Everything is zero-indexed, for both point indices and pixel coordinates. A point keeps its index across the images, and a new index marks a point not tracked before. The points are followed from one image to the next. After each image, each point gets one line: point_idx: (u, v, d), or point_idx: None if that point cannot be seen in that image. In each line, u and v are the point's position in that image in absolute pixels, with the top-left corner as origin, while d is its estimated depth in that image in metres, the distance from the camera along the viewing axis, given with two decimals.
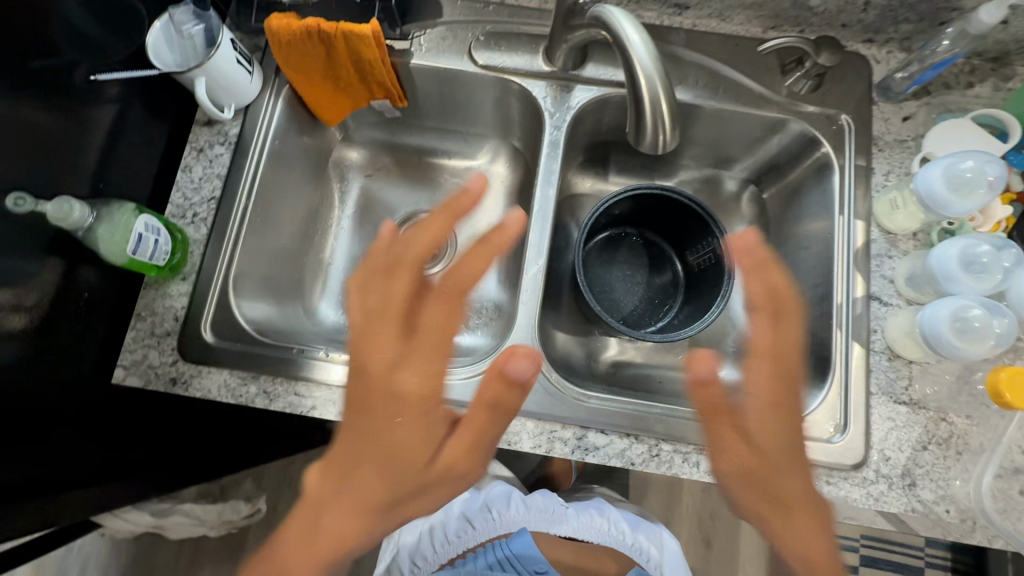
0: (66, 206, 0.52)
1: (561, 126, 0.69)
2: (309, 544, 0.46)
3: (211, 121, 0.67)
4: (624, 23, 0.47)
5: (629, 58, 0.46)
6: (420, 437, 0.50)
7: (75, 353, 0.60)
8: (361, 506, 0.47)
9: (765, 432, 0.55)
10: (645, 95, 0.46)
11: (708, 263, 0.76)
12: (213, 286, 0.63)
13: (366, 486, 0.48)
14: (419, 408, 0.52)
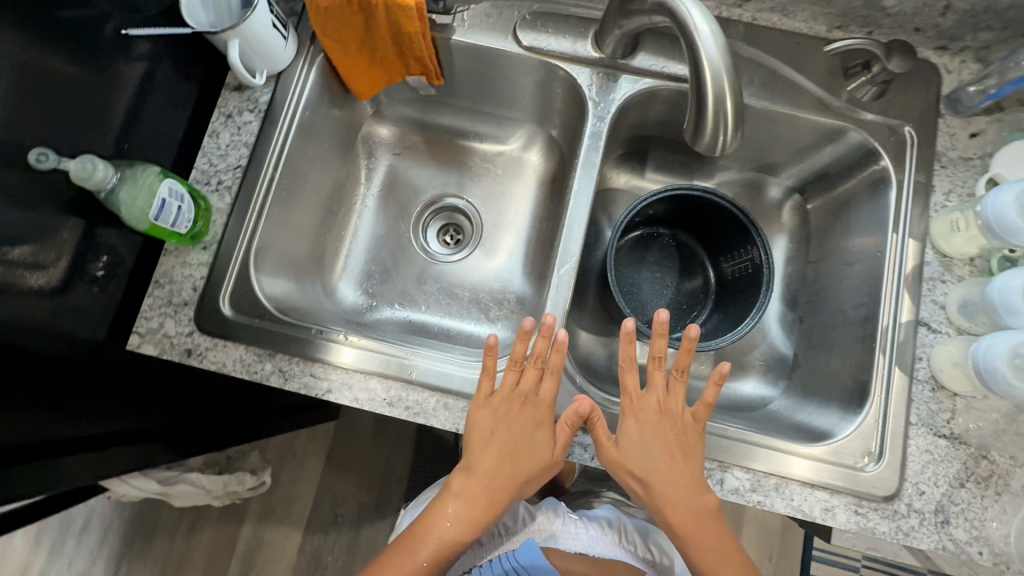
0: (86, 165, 0.49)
1: (604, 117, 0.65)
2: (447, 534, 0.53)
3: (241, 86, 0.65)
4: (693, 11, 0.44)
5: (695, 50, 0.43)
6: (535, 449, 0.56)
7: (92, 316, 0.59)
8: (492, 502, 0.54)
9: (661, 495, 0.54)
10: (710, 92, 0.43)
11: (744, 272, 0.73)
12: (234, 258, 0.61)
13: (495, 489, 0.55)
14: (515, 463, 0.56)
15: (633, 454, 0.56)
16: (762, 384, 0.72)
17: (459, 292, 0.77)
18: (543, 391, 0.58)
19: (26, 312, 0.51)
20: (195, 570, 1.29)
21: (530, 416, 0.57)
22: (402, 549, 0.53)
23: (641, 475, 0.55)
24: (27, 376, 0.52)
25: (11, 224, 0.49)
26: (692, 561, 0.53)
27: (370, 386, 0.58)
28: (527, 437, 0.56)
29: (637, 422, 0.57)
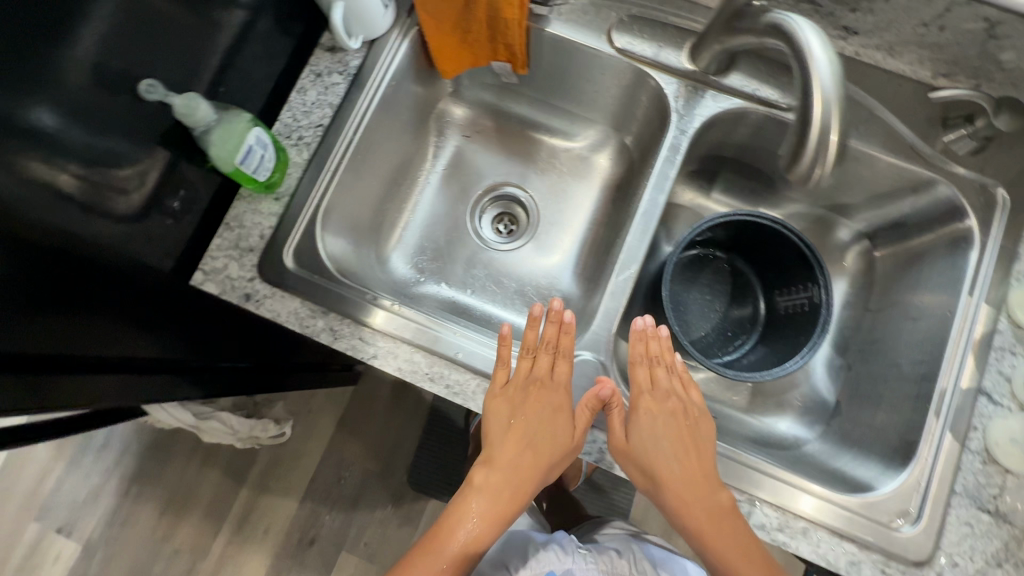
0: (188, 103, 0.50)
1: (688, 132, 0.64)
2: (473, 530, 0.53)
3: (335, 48, 0.65)
4: (812, 39, 0.43)
5: (808, 76, 0.42)
6: (555, 437, 0.56)
7: (161, 246, 0.61)
8: (515, 494, 0.55)
9: (671, 488, 0.54)
10: (816, 123, 0.42)
11: (799, 310, 0.71)
12: (302, 213, 0.62)
13: (518, 481, 0.55)
14: (536, 454, 0.55)
15: (645, 448, 0.55)
16: (797, 425, 0.71)
17: (506, 283, 0.78)
18: (553, 378, 0.58)
19: (105, 233, 0.54)
20: (199, 505, 1.33)
21: (546, 405, 0.56)
22: (429, 544, 0.53)
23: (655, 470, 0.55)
24: (98, 292, 0.54)
25: (97, 144, 0.51)
26: (709, 557, 0.52)
27: (415, 360, 0.59)
28: (543, 425, 0.56)
29: (652, 415, 0.57)
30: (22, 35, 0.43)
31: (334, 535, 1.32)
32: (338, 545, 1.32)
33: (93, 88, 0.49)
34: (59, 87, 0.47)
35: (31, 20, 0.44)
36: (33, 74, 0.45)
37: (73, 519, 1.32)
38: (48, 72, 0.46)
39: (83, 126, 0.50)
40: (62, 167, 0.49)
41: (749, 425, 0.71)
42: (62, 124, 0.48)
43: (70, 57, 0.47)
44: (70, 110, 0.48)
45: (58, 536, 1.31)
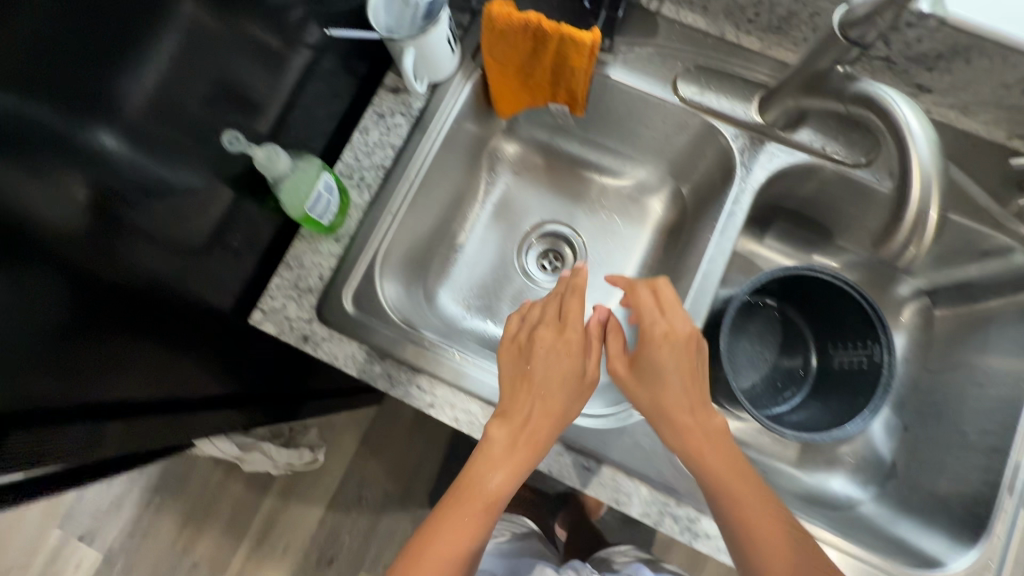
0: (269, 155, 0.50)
1: (753, 187, 0.63)
2: (494, 488, 0.50)
3: (399, 90, 0.65)
4: (910, 116, 0.43)
5: (905, 154, 0.42)
6: (566, 375, 0.54)
7: (222, 285, 0.62)
8: (533, 443, 0.52)
9: (673, 417, 0.53)
10: (915, 203, 0.40)
11: (856, 366, 0.69)
12: (362, 255, 0.61)
13: (535, 431, 0.52)
14: (551, 397, 0.53)
15: (652, 382, 0.54)
16: (851, 485, 0.69)
17: None
18: (564, 319, 0.58)
19: (172, 272, 0.54)
20: (220, 519, 1.33)
21: (556, 344, 0.56)
22: (454, 506, 0.50)
23: (665, 406, 0.53)
24: (143, 321, 0.52)
25: (152, 168, 0.48)
26: (713, 492, 0.51)
27: (470, 410, 0.58)
28: (553, 364, 0.54)
29: (659, 346, 0.54)
30: (90, 53, 0.39)
31: (352, 556, 1.31)
32: (356, 567, 1.31)
33: (151, 108, 0.46)
34: (119, 107, 0.43)
35: (101, 36, 0.39)
36: (99, 94, 0.41)
37: (95, 527, 1.33)
38: (112, 92, 0.42)
39: (141, 148, 0.46)
40: (113, 193, 0.45)
41: (800, 482, 0.69)
42: (118, 145, 0.44)
43: (137, 77, 0.43)
44: (129, 131, 0.44)
45: (80, 544, 1.32)
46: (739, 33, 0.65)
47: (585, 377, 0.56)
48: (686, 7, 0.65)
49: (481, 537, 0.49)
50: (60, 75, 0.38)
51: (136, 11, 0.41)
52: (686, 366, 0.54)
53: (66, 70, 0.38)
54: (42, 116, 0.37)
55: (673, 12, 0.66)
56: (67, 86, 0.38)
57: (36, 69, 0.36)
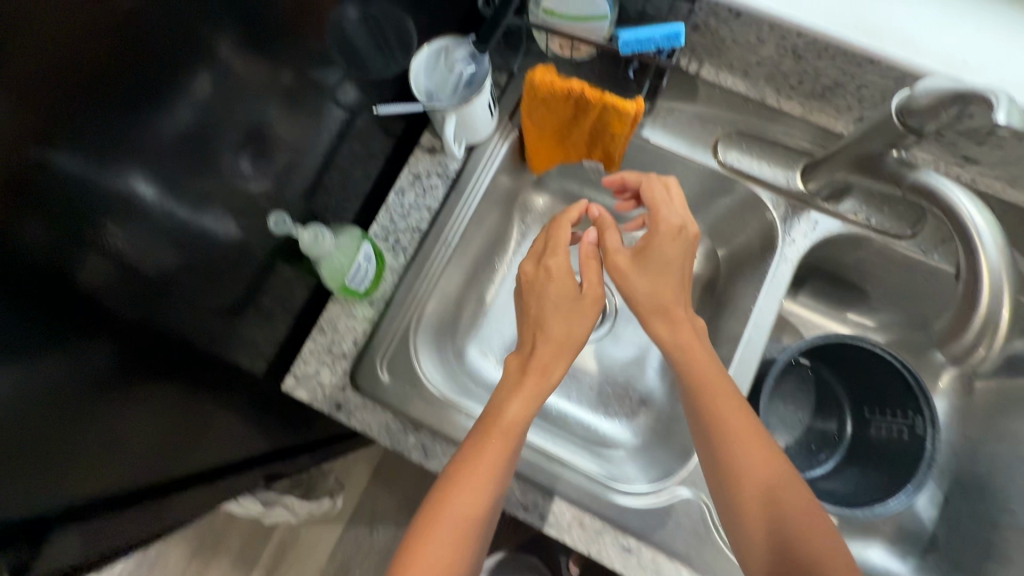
0: (314, 236, 0.51)
1: (790, 259, 0.61)
2: (509, 425, 0.49)
3: (434, 150, 0.65)
4: (978, 215, 0.42)
5: (973, 255, 0.41)
6: (571, 298, 0.56)
7: (254, 348, 0.61)
8: (546, 368, 0.52)
9: (676, 325, 0.54)
10: (984, 306, 0.39)
11: (895, 434, 0.68)
12: (398, 321, 0.61)
13: (547, 359, 0.53)
14: (560, 321, 0.55)
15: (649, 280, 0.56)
16: (890, 556, 0.67)
17: (580, 378, 0.77)
18: (560, 248, 0.59)
19: (200, 334, 0.53)
20: (229, 552, 1.31)
21: (555, 268, 0.57)
22: (477, 440, 0.49)
23: (667, 299, 0.55)
24: (155, 367, 0.48)
25: (184, 218, 0.45)
26: (709, 401, 0.50)
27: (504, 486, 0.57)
28: (554, 289, 0.56)
29: (654, 243, 0.56)
30: (126, 103, 0.37)
31: None
32: None
33: (189, 156, 0.43)
34: (156, 156, 0.40)
35: (141, 85, 0.37)
36: (135, 142, 0.38)
37: None
38: (150, 140, 0.39)
39: (174, 196, 0.43)
40: (142, 244, 0.42)
41: None
42: (150, 193, 0.41)
43: (175, 128, 0.41)
44: (163, 178, 0.42)
45: None
46: (779, 97, 0.65)
47: (592, 289, 0.57)
48: (726, 70, 0.65)
49: (506, 470, 0.48)
50: (94, 125, 0.35)
51: (178, 58, 0.39)
52: (678, 258, 0.56)
53: (102, 120, 0.35)
54: (74, 170, 0.35)
55: (713, 74, 0.66)
56: (103, 135, 0.36)
57: (68, 120, 0.34)
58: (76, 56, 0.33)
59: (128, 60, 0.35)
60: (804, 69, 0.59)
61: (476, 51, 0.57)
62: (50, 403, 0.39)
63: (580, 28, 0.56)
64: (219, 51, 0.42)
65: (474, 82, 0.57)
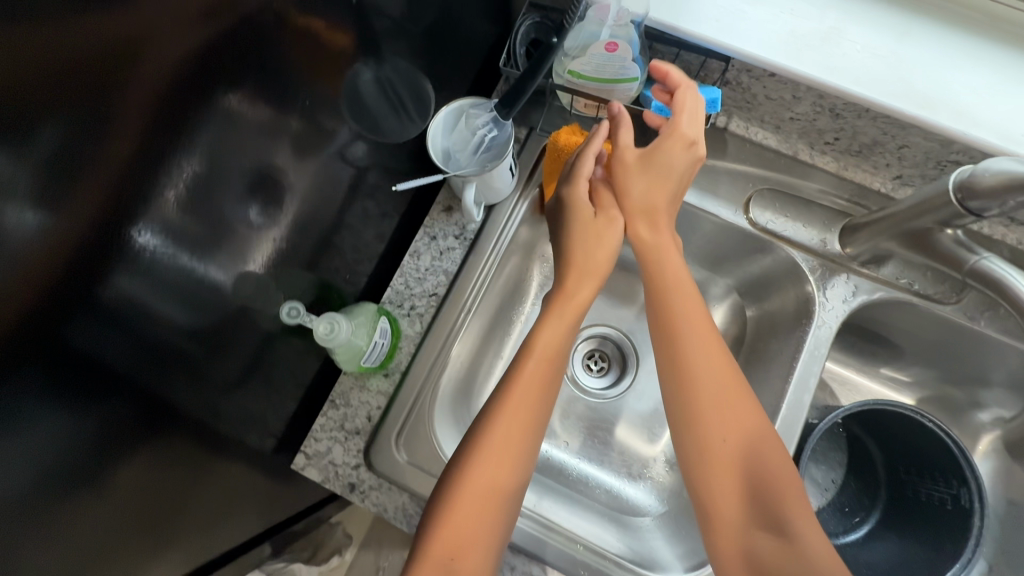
0: (329, 325, 0.51)
1: (828, 324, 0.58)
2: (532, 395, 0.47)
3: (452, 210, 0.62)
4: None
5: None
6: (589, 225, 0.53)
7: (264, 424, 0.58)
8: (572, 306, 0.51)
9: (665, 245, 0.53)
10: None
11: (938, 504, 0.64)
12: (415, 394, 0.58)
13: (574, 292, 0.51)
14: (582, 251, 0.52)
15: (649, 195, 0.52)
16: None
17: (602, 437, 0.74)
18: (581, 179, 0.54)
19: (205, 417, 0.49)
20: None
21: (577, 201, 0.53)
22: (508, 406, 0.46)
23: (660, 209, 0.53)
24: (167, 419, 0.45)
25: (195, 271, 0.43)
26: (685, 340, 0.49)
27: (531, 575, 0.58)
28: (574, 221, 0.53)
29: (661, 158, 0.51)
30: (120, 155, 0.34)
31: None
32: None
33: (193, 207, 0.41)
34: (155, 203, 0.38)
35: (137, 136, 0.35)
36: (136, 195, 0.36)
37: None
38: (150, 190, 0.37)
39: (182, 248, 0.41)
40: (146, 301, 0.39)
41: None
42: (152, 239, 0.39)
43: (175, 179, 0.39)
44: (166, 224, 0.39)
45: None
46: (813, 152, 0.62)
47: (606, 213, 0.53)
48: (757, 123, 0.62)
49: (537, 437, 0.47)
50: (93, 177, 0.33)
51: (173, 99, 0.36)
52: (685, 170, 0.52)
53: (102, 173, 0.33)
54: (73, 229, 0.33)
55: (743, 128, 0.63)
56: (97, 192, 0.34)
57: (66, 176, 0.32)
58: (68, 115, 0.31)
59: (122, 114, 0.33)
60: (841, 127, 0.56)
61: (498, 116, 0.54)
62: (61, 473, 0.36)
63: (607, 89, 0.53)
64: (220, 103, 0.40)
65: (495, 148, 0.55)
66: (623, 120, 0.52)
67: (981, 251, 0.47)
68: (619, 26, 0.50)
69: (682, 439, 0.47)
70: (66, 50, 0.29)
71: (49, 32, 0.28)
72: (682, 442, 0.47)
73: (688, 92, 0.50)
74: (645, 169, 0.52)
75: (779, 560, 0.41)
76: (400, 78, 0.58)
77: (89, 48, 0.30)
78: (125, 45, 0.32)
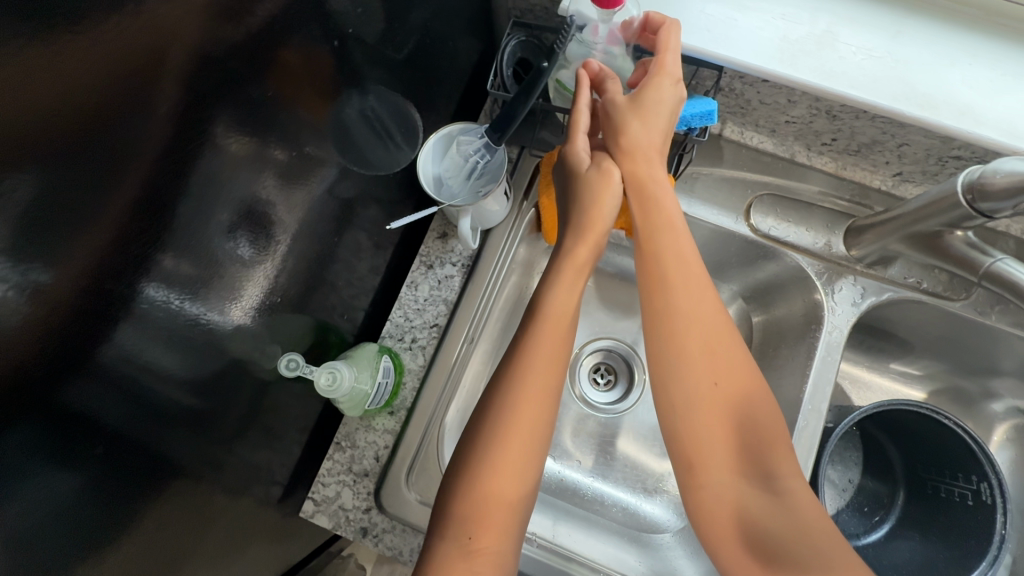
0: (330, 375, 0.48)
1: (839, 328, 0.57)
2: (546, 369, 0.46)
3: (447, 236, 0.60)
4: None
5: None
6: (588, 185, 0.51)
7: (267, 472, 0.56)
8: (578, 269, 0.50)
9: (661, 197, 0.51)
10: None
11: (960, 500, 0.63)
12: (422, 431, 0.56)
13: (578, 254, 0.50)
14: (583, 212, 0.51)
15: (641, 143, 0.50)
16: None
17: (615, 453, 0.72)
18: (574, 136, 0.52)
19: (206, 473, 0.47)
20: None
21: (574, 159, 0.52)
22: (521, 387, 0.45)
23: (653, 153, 0.50)
24: (167, 472, 0.42)
25: (190, 315, 0.41)
26: (682, 293, 0.48)
27: None
28: (574, 183, 0.52)
29: (646, 102, 0.48)
30: (117, 211, 0.33)
31: None
32: None
33: (186, 248, 0.39)
34: (154, 254, 0.36)
35: (128, 178, 0.33)
36: (129, 245, 0.34)
37: None
38: (146, 240, 0.35)
39: (178, 291, 0.39)
40: (145, 355, 0.38)
41: None
42: (150, 290, 0.37)
43: (168, 221, 0.37)
44: (163, 274, 0.38)
45: None
46: (810, 154, 0.61)
47: (601, 170, 0.51)
48: (752, 128, 0.61)
49: (548, 422, 0.45)
50: (85, 230, 0.31)
51: (164, 147, 0.35)
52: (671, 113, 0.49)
53: (98, 231, 0.32)
54: (67, 285, 0.31)
55: (738, 133, 0.62)
56: (94, 251, 0.32)
57: (55, 232, 0.30)
58: (52, 164, 0.29)
59: (109, 159, 0.31)
60: (839, 128, 0.55)
61: (489, 141, 0.52)
62: (60, 542, 0.35)
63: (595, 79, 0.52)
64: (205, 140, 0.38)
65: (488, 173, 0.54)
66: (607, 75, 0.51)
67: (996, 253, 0.46)
68: (611, 48, 0.51)
69: (669, 392, 0.47)
70: (44, 99, 0.27)
71: (30, 99, 0.27)
72: (682, 404, 0.46)
73: (670, 28, 0.47)
74: (631, 118, 0.49)
75: (791, 540, 0.40)
76: (381, 103, 0.56)
77: (67, 93, 0.28)
78: (108, 91, 0.30)
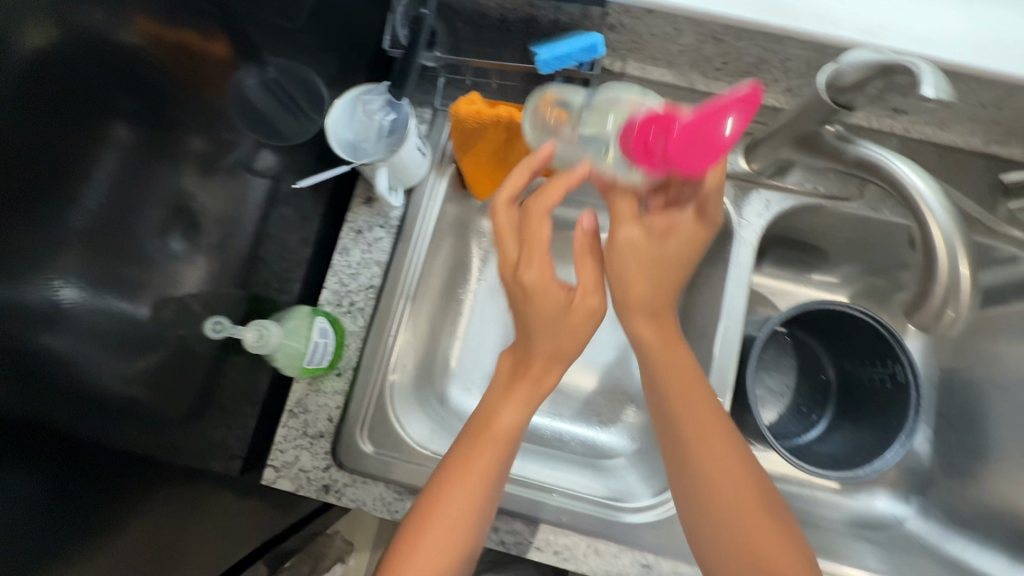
0: (258, 333, 0.51)
1: (749, 241, 0.61)
2: (485, 472, 0.45)
3: (372, 201, 0.62)
4: (909, 171, 0.44)
5: (918, 211, 0.42)
6: (556, 311, 0.45)
7: (225, 447, 0.57)
8: (533, 391, 0.47)
9: (665, 330, 0.48)
10: (942, 253, 0.39)
11: (879, 386, 0.69)
12: (371, 386, 0.58)
13: (540, 376, 0.47)
14: (555, 342, 0.46)
15: (646, 295, 0.47)
16: (894, 501, 0.69)
17: (568, 392, 0.76)
18: (539, 250, 0.45)
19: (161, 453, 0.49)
20: None
21: (542, 279, 0.45)
22: (463, 490, 0.44)
23: (652, 286, 0.47)
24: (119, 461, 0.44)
25: (121, 311, 0.41)
26: (697, 426, 0.46)
27: (517, 532, 0.60)
28: (543, 305, 0.45)
29: (668, 239, 0.47)
30: (20, 212, 0.33)
31: None
32: None
33: (103, 248, 0.39)
34: (71, 253, 0.37)
35: (29, 178, 0.34)
36: (40, 246, 0.35)
37: None
38: (59, 243, 0.36)
39: (104, 289, 0.40)
40: (77, 352, 0.38)
41: (844, 507, 0.69)
42: (71, 293, 0.38)
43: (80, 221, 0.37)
44: (83, 274, 0.38)
45: None
46: (707, 81, 0.64)
47: (579, 295, 0.46)
48: (650, 63, 0.64)
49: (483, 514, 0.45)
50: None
51: (63, 146, 0.35)
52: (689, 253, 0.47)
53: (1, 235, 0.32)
54: None
55: (639, 69, 0.65)
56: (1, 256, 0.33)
57: None
58: None
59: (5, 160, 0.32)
60: (725, 51, 0.58)
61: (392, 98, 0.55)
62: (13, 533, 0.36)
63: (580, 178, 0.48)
64: (110, 134, 0.38)
65: (397, 129, 0.56)
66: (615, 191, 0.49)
67: (863, 141, 0.48)
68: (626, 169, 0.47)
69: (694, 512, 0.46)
70: None
71: None
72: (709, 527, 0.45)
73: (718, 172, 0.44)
74: (651, 255, 0.47)
75: None
76: (283, 75, 0.57)
77: None
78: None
